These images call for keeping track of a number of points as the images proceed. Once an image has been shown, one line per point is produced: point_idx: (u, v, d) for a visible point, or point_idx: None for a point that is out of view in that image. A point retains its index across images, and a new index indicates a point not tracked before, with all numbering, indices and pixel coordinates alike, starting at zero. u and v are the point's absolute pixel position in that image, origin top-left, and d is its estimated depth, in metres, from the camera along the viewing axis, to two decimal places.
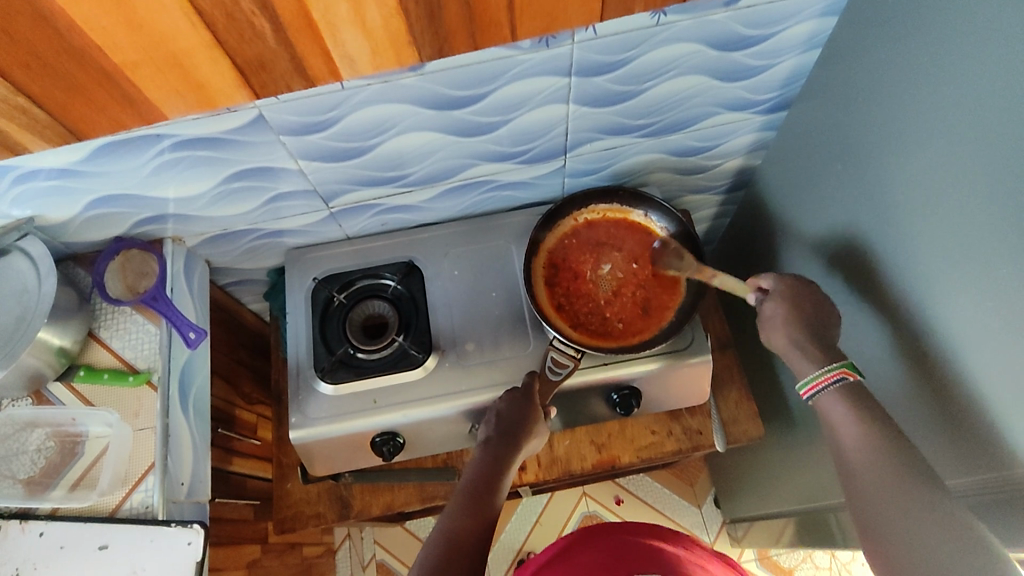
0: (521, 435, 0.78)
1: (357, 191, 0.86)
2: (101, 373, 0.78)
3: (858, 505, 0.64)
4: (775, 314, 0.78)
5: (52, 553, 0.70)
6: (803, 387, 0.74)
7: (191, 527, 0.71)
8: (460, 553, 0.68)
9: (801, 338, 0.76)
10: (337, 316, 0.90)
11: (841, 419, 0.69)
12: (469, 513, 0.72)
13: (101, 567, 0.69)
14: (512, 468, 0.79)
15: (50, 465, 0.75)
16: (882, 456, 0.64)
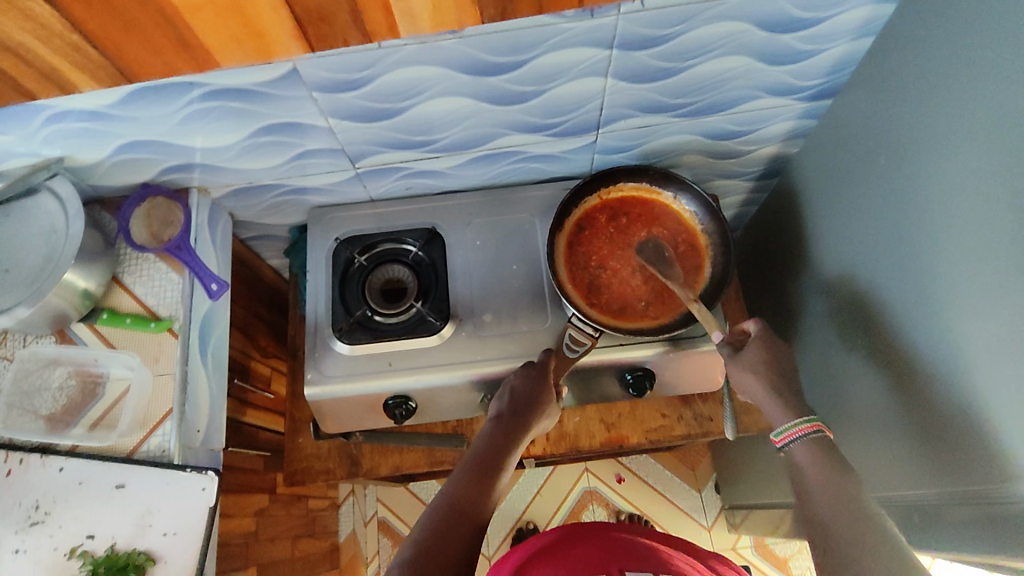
0: (530, 414, 0.78)
1: (384, 153, 0.85)
2: (124, 317, 0.79)
3: (817, 537, 0.62)
4: (754, 348, 0.78)
5: (72, 488, 0.72)
6: (788, 428, 0.72)
7: (206, 473, 0.73)
8: (457, 528, 0.66)
9: (775, 381, 0.76)
10: (356, 278, 0.90)
11: (803, 459, 0.69)
12: (472, 488, 0.70)
13: (119, 504, 0.71)
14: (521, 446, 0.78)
15: (71, 404, 0.77)
16: (835, 488, 0.65)
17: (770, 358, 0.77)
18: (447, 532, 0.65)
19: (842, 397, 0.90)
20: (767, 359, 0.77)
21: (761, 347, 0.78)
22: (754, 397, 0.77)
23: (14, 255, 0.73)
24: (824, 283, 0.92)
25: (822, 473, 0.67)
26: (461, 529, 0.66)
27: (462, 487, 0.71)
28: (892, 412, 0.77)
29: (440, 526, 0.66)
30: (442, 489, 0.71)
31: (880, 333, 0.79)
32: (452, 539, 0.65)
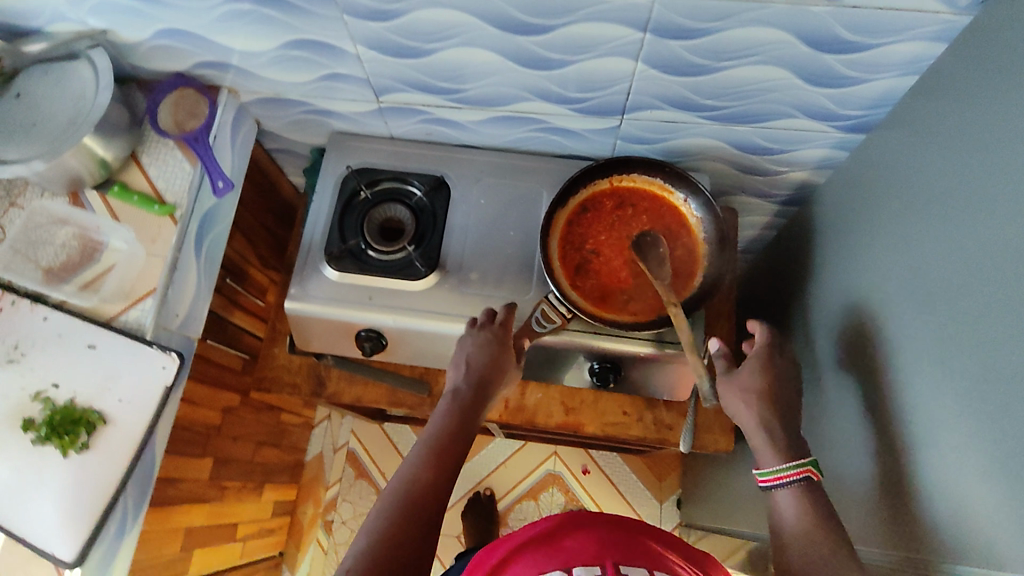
0: (485, 376, 0.78)
1: (408, 92, 0.86)
2: (132, 194, 0.82)
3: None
4: (750, 369, 0.79)
5: (49, 338, 0.77)
6: (781, 471, 0.72)
7: (168, 354, 0.77)
8: (416, 506, 0.65)
9: (766, 412, 0.76)
10: (358, 209, 0.91)
11: (791, 520, 0.69)
12: (433, 469, 0.69)
13: (89, 362, 0.76)
14: (478, 409, 0.78)
15: (68, 262, 0.81)
16: (830, 543, 0.65)
17: (766, 381, 0.78)
18: (406, 513, 0.64)
19: (820, 438, 0.88)
20: (760, 380, 0.78)
21: (756, 368, 0.79)
22: (741, 420, 0.78)
23: (43, 111, 0.77)
24: (822, 320, 0.89)
25: (809, 533, 0.67)
26: (418, 508, 0.65)
27: (418, 463, 0.70)
28: (870, 466, 0.75)
29: (398, 507, 0.65)
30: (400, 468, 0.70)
31: (866, 381, 0.77)
32: (411, 520, 0.64)
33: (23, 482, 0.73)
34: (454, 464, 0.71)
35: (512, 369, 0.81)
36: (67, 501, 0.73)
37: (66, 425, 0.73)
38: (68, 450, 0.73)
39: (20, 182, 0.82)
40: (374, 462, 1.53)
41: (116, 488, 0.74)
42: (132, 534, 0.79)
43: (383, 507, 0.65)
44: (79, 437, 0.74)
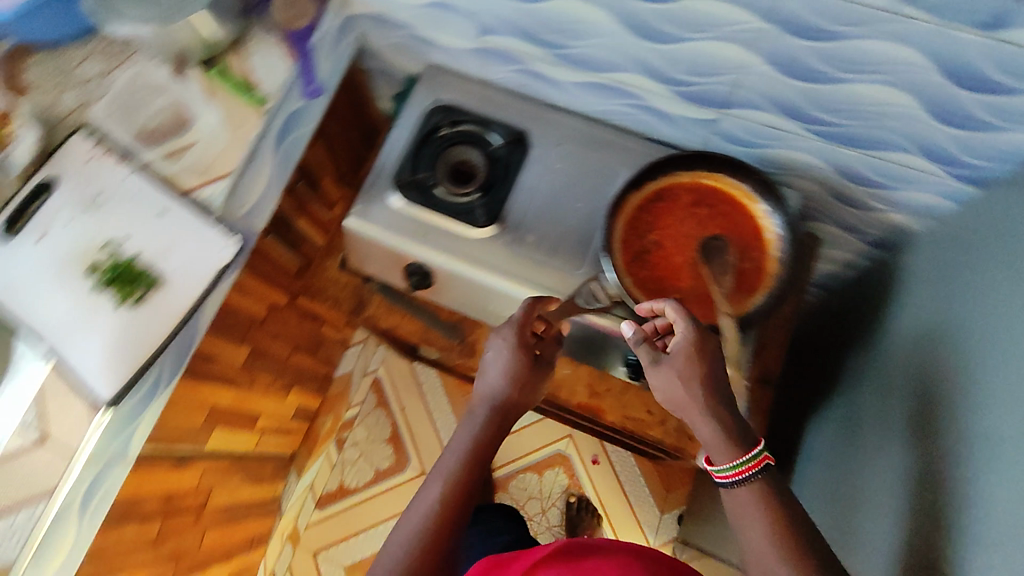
0: (516, 387, 0.74)
1: (511, 38, 0.84)
2: (229, 78, 0.85)
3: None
4: (678, 350, 0.67)
5: (127, 193, 0.80)
6: (728, 470, 0.65)
7: (231, 239, 0.78)
8: (439, 536, 0.68)
9: (706, 397, 0.66)
10: (436, 143, 0.91)
11: (760, 540, 0.63)
12: (454, 505, 0.69)
13: (158, 226, 0.78)
14: (506, 416, 0.76)
15: (160, 128, 0.84)
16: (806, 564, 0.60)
17: (701, 363, 0.66)
18: (428, 544, 0.67)
19: (854, 497, 0.83)
20: (691, 363, 0.66)
21: (687, 349, 0.66)
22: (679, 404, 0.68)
23: None
24: (883, 374, 0.83)
25: (785, 558, 0.62)
26: (439, 537, 0.68)
27: (444, 487, 0.70)
28: (893, 537, 0.70)
29: (423, 536, 0.67)
30: (426, 485, 0.71)
31: (912, 448, 0.71)
32: (434, 552, 0.67)
33: (78, 319, 0.75)
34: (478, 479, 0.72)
35: (542, 372, 0.76)
36: (111, 346, 0.74)
37: (127, 277, 0.76)
38: (123, 301, 0.75)
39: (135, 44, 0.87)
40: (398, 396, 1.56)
41: (157, 348, 0.75)
42: (160, 399, 0.80)
43: (406, 530, 0.68)
44: (136, 290, 0.76)
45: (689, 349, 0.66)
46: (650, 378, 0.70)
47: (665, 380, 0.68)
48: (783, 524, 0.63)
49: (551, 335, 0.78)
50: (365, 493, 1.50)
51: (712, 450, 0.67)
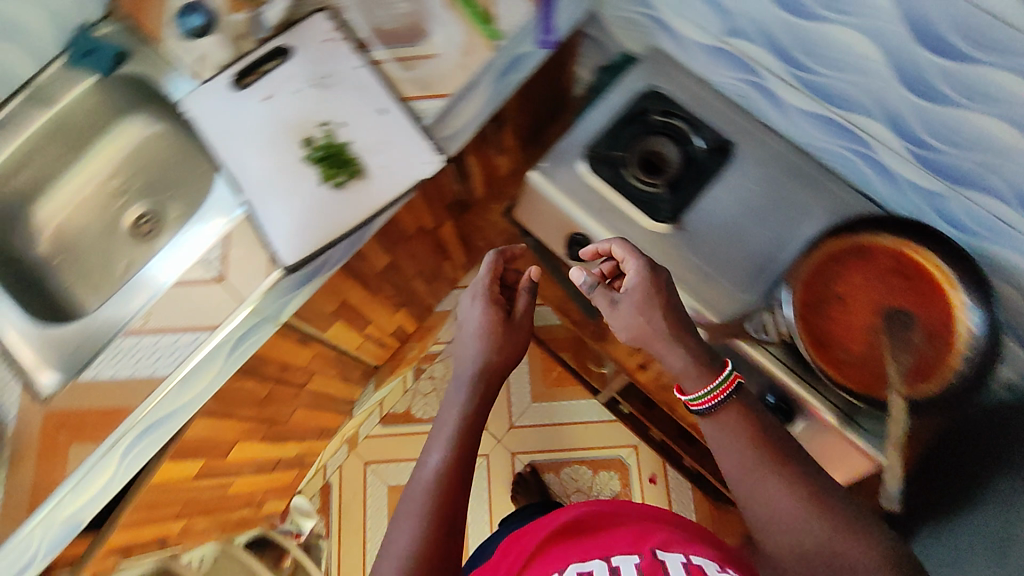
0: (496, 345, 0.79)
1: (756, 47, 0.81)
2: (471, 4, 0.86)
3: (809, 549, 0.57)
4: (634, 288, 0.69)
5: (353, 83, 0.83)
6: (703, 394, 0.64)
7: (437, 154, 0.80)
8: (448, 505, 0.67)
9: (669, 331, 0.67)
10: (637, 126, 0.89)
11: (743, 451, 0.62)
12: (457, 469, 0.70)
13: (374, 122, 0.81)
14: (496, 376, 0.79)
15: (394, 32, 0.86)
16: (806, 490, 0.60)
17: (657, 294, 0.68)
18: (439, 512, 0.66)
19: None
20: (649, 296, 0.68)
21: (645, 287, 0.68)
22: (643, 339, 0.69)
23: None
24: None
25: (772, 465, 0.61)
26: (448, 506, 0.67)
27: (445, 452, 0.71)
28: None
29: (432, 505, 0.66)
30: (429, 453, 0.71)
31: None
32: (445, 522, 0.66)
33: (277, 181, 0.80)
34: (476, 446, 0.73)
35: (519, 328, 0.82)
36: (298, 215, 0.78)
37: (336, 159, 0.79)
38: (326, 179, 0.79)
39: None
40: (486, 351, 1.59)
41: (345, 231, 0.78)
42: (306, 291, 0.84)
43: (419, 501, 0.67)
44: (339, 174, 0.79)
45: (644, 285, 0.68)
46: (614, 321, 0.71)
47: (629, 320, 0.69)
48: (764, 435, 0.63)
49: (525, 287, 0.83)
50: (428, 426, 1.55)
51: (687, 379, 0.67)
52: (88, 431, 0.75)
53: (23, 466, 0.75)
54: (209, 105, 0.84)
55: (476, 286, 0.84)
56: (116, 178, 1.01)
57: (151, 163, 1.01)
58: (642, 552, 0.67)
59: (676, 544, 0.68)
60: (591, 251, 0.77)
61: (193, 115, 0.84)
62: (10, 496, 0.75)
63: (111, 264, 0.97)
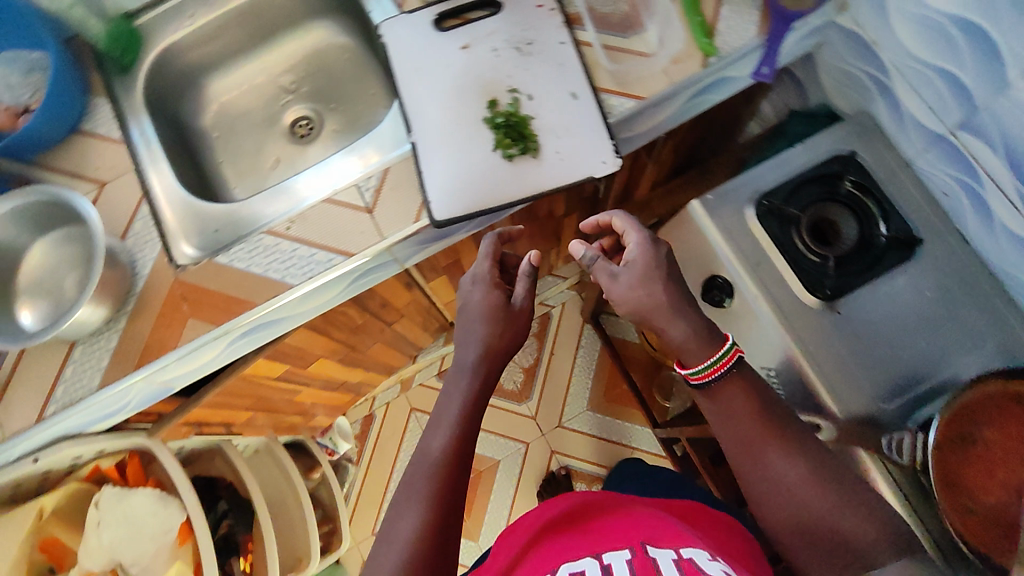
0: (498, 328, 0.73)
1: (991, 151, 0.72)
2: (696, 14, 0.80)
3: (806, 516, 0.61)
4: (636, 260, 0.70)
5: (554, 59, 0.80)
6: (703, 369, 0.66)
7: (615, 157, 0.76)
8: (445, 496, 0.64)
9: (670, 300, 0.68)
10: (821, 187, 0.84)
11: (746, 423, 0.65)
12: (455, 455, 0.67)
13: (562, 105, 0.78)
14: (498, 357, 0.73)
15: (608, 19, 0.83)
16: (807, 466, 0.63)
17: (657, 263, 0.69)
18: (437, 501, 0.64)
19: None
20: (650, 270, 0.69)
21: (646, 261, 0.70)
22: (645, 311, 0.69)
23: None
24: None
25: (772, 441, 0.64)
26: (445, 495, 0.64)
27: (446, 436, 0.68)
28: None
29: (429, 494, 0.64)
30: (429, 435, 0.68)
31: None
32: (439, 512, 0.63)
33: (449, 133, 0.79)
34: (474, 433, 0.69)
35: (523, 313, 0.75)
36: (460, 174, 0.77)
37: (514, 131, 0.77)
38: (499, 148, 0.77)
39: None
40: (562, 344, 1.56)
41: (501, 206, 0.76)
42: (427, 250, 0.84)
43: (418, 486, 0.65)
44: (513, 147, 0.77)
45: (647, 257, 0.70)
46: (614, 292, 0.71)
47: (629, 290, 0.69)
48: (769, 413, 0.66)
49: (524, 273, 0.77)
50: None
51: (684, 355, 0.69)
52: (209, 311, 0.77)
53: (141, 319, 0.77)
54: (408, 36, 0.84)
55: (476, 270, 0.78)
56: (291, 74, 1.02)
57: (328, 70, 1.01)
58: (632, 546, 0.66)
59: (666, 539, 0.67)
60: (591, 225, 0.78)
61: (389, 41, 0.84)
62: (127, 341, 0.77)
63: (260, 156, 0.98)
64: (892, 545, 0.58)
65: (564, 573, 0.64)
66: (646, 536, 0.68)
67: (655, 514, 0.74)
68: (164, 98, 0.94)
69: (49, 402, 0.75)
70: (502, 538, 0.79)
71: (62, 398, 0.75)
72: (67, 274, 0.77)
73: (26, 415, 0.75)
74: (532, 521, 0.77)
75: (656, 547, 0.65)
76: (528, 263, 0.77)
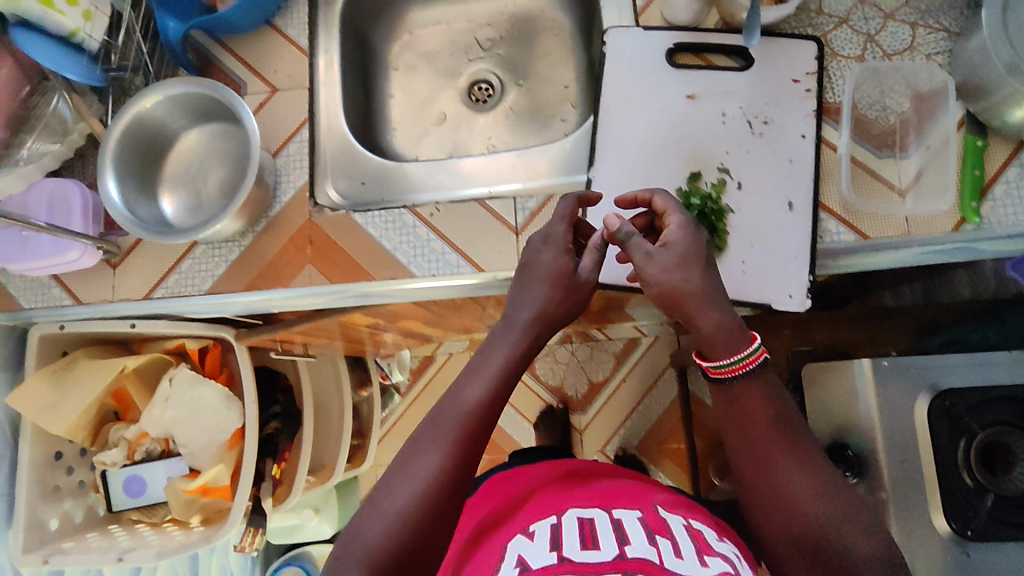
0: (558, 292, 0.64)
1: None
2: (976, 168, 0.66)
3: (802, 534, 0.51)
4: (676, 242, 0.59)
5: (785, 152, 0.68)
6: (724, 365, 0.57)
7: (805, 295, 0.65)
8: (472, 446, 0.58)
9: (707, 291, 0.58)
10: (1017, 411, 0.73)
11: (760, 427, 0.56)
12: (488, 404, 0.59)
13: (771, 210, 0.67)
14: (556, 322, 0.64)
15: (866, 127, 0.70)
16: (817, 478, 0.53)
17: (699, 250, 0.58)
18: (463, 450, 0.57)
19: None
20: (691, 254, 0.58)
21: (687, 247, 0.59)
22: (678, 299, 0.58)
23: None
24: None
25: (782, 448, 0.55)
26: (469, 445, 0.57)
27: (484, 387, 0.59)
28: None
29: (458, 439, 0.57)
30: (466, 377, 0.61)
31: None
32: (462, 459, 0.56)
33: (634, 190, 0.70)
34: (513, 387, 0.62)
35: (588, 286, 0.65)
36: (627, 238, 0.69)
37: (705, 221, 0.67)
38: None
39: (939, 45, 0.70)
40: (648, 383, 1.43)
41: None
42: None
43: (447, 428, 0.58)
44: None
45: (691, 244, 0.58)
46: (643, 274, 0.59)
47: (662, 273, 0.58)
48: (788, 422, 0.56)
49: (593, 245, 0.66)
50: (538, 389, 1.51)
51: (703, 348, 0.59)
52: (329, 266, 0.75)
53: (266, 243, 0.76)
54: (632, 56, 0.73)
55: (548, 230, 0.67)
56: (491, 29, 0.93)
57: (530, 40, 0.92)
58: (643, 507, 0.62)
59: (674, 507, 0.64)
60: (624, 202, 0.66)
61: (611, 52, 0.73)
62: (245, 258, 0.76)
63: (429, 105, 0.92)
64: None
65: (572, 516, 0.59)
66: (657, 499, 0.64)
67: (650, 485, 0.71)
68: (361, 13, 0.88)
69: (159, 286, 0.76)
70: (490, 495, 0.76)
71: (171, 287, 0.76)
72: (211, 171, 0.76)
73: (134, 290, 0.76)
74: (524, 482, 0.75)
75: (664, 509, 0.62)
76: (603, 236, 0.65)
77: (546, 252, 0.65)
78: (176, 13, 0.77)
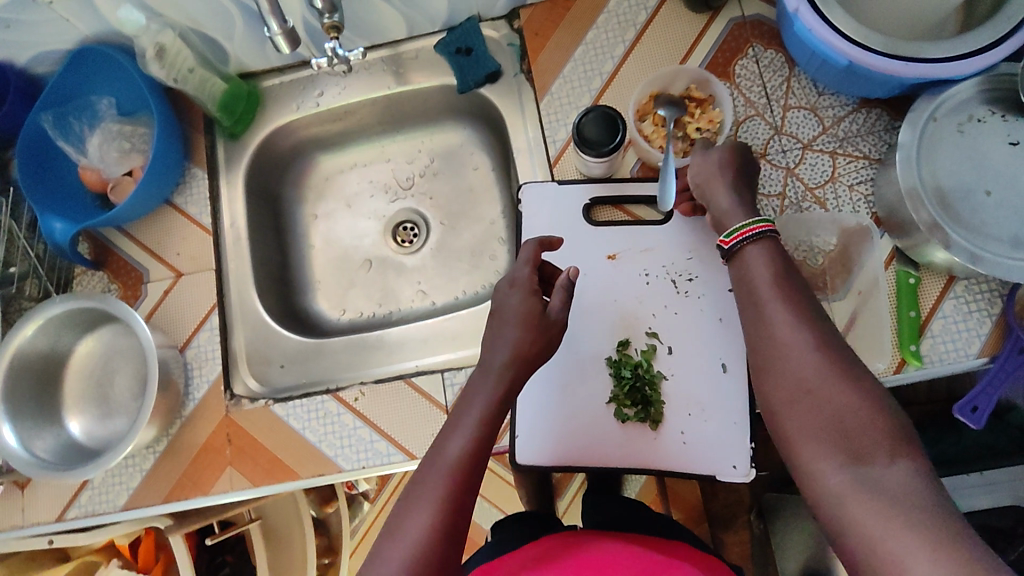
0: (533, 334, 0.54)
1: None
2: (908, 309, 0.64)
3: (804, 396, 0.46)
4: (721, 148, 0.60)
5: (713, 310, 0.66)
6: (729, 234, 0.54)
7: (751, 466, 0.63)
8: (464, 497, 0.49)
9: (733, 178, 0.59)
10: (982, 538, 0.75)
11: (764, 283, 0.51)
12: (468, 447, 0.50)
13: (706, 375, 0.65)
14: (534, 367, 0.55)
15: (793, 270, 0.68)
16: (820, 338, 0.48)
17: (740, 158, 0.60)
18: (457, 499, 0.48)
19: None
20: (732, 158, 0.60)
21: (734, 142, 0.61)
22: (705, 184, 0.59)
23: (978, 185, 0.58)
24: None
25: (790, 310, 0.49)
26: (463, 495, 0.48)
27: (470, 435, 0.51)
28: None
29: (447, 500, 0.48)
30: (449, 430, 0.52)
31: None
32: (454, 509, 0.48)
33: (561, 362, 0.67)
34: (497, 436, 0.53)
35: (559, 327, 0.57)
36: (562, 415, 0.66)
37: (639, 392, 0.65)
38: (617, 408, 0.65)
39: (857, 178, 0.68)
40: (603, 512, 0.69)
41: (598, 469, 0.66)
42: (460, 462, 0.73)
43: (431, 480, 0.49)
44: (630, 408, 0.65)
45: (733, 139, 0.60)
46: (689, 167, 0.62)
47: (700, 166, 0.60)
48: (791, 280, 0.51)
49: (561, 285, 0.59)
50: None
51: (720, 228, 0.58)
52: (251, 466, 0.70)
53: (182, 447, 0.71)
54: (550, 213, 0.70)
55: (511, 274, 0.60)
56: (410, 167, 0.88)
57: (452, 175, 0.88)
58: None
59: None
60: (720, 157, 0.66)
61: (527, 212, 0.70)
62: (161, 464, 0.71)
63: (352, 254, 0.87)
64: (898, 451, 0.42)
65: None
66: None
67: (647, 547, 0.56)
68: (266, 171, 0.83)
69: (70, 506, 0.71)
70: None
71: (85, 505, 0.71)
72: (118, 372, 0.71)
73: (44, 512, 0.71)
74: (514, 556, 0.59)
75: None
76: (568, 275, 0.59)
77: (507, 290, 0.58)
78: (63, 213, 0.72)
